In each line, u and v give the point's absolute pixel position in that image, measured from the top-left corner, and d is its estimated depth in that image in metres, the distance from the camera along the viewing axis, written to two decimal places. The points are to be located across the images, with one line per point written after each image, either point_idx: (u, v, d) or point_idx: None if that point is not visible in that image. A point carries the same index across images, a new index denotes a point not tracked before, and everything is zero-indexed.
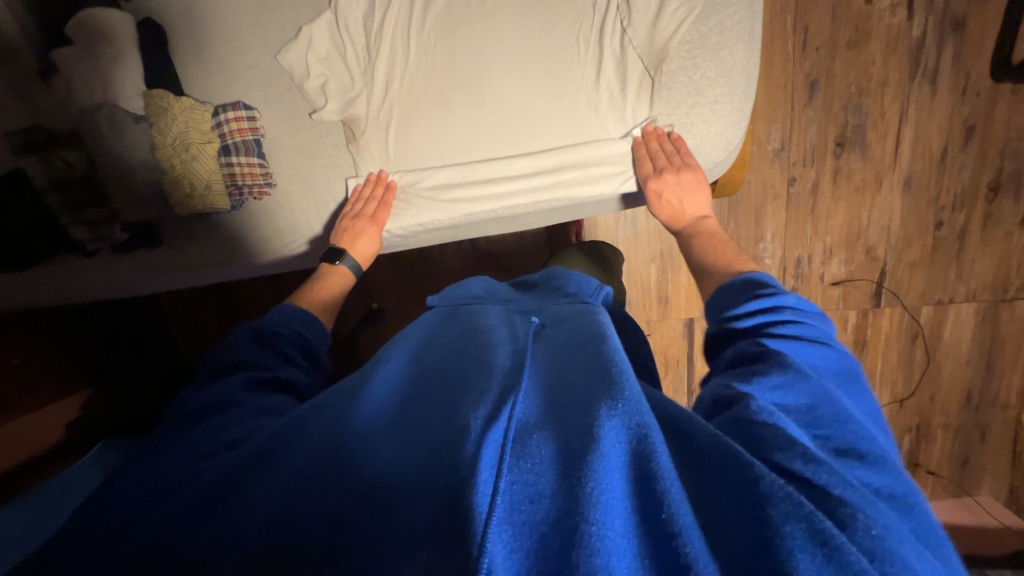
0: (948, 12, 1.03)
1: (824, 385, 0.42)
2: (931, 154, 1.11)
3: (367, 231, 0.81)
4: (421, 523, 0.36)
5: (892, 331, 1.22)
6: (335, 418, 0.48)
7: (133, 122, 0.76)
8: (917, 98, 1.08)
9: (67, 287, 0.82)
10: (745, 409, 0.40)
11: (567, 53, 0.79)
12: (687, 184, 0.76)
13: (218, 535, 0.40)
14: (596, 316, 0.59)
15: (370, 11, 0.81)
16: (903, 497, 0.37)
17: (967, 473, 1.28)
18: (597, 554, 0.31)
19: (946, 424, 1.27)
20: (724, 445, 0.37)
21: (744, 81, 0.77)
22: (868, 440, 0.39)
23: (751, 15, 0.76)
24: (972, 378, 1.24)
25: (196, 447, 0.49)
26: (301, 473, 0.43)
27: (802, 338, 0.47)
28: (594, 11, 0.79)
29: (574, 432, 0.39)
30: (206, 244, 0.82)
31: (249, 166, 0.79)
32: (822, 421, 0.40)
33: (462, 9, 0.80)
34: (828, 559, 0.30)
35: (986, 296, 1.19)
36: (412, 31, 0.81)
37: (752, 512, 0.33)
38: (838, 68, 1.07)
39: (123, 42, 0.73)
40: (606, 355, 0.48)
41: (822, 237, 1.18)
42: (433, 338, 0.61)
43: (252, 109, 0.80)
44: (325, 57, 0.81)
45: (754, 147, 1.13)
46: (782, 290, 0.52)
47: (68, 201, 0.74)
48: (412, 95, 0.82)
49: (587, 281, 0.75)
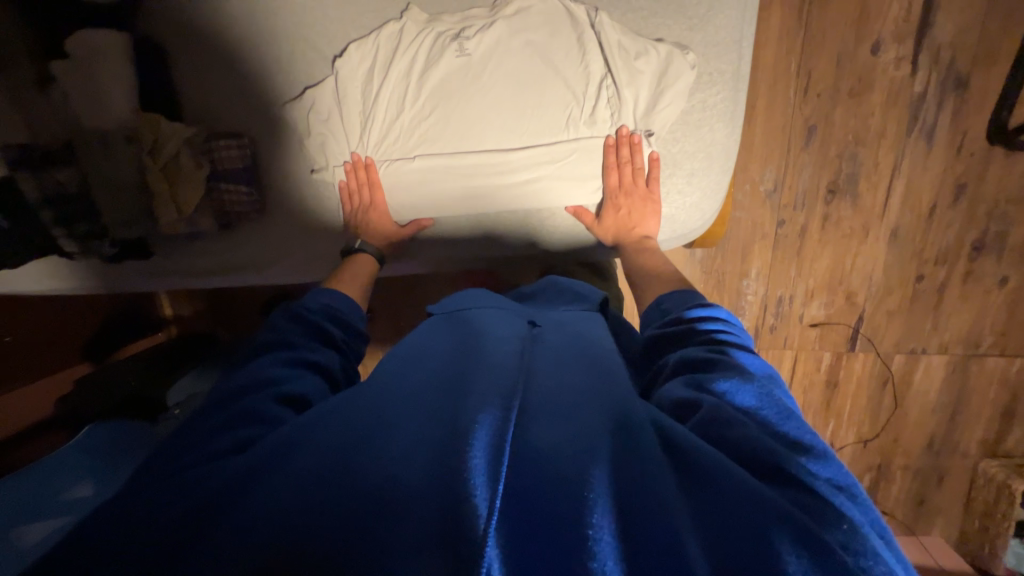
0: (952, 71, 1.02)
1: (768, 386, 0.47)
2: (920, 210, 1.12)
3: (390, 220, 0.83)
4: (421, 527, 0.35)
5: (863, 374, 1.26)
6: (335, 407, 0.48)
7: (123, 142, 0.75)
8: (912, 152, 1.08)
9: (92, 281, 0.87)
10: (715, 412, 0.44)
11: (556, 135, 0.78)
12: (629, 202, 0.79)
13: (232, 535, 0.38)
14: (598, 327, 0.63)
15: (367, 79, 0.80)
16: (848, 487, 0.39)
17: (920, 512, 1.34)
18: (594, 558, 0.33)
19: (906, 466, 1.31)
20: (712, 455, 0.40)
21: (723, 157, 0.78)
22: (812, 437, 0.43)
23: (734, 93, 0.76)
24: (935, 426, 1.28)
25: (208, 442, 0.49)
26: (314, 460, 0.42)
27: (736, 345, 0.54)
28: (585, 96, 0.77)
29: (568, 439, 0.42)
30: (204, 254, 0.86)
31: (236, 191, 0.81)
32: (772, 418, 0.44)
33: (459, 84, 0.78)
34: (814, 559, 0.32)
35: (958, 349, 1.22)
36: (408, 99, 0.80)
37: (754, 521, 0.34)
38: (837, 115, 1.07)
39: (114, 60, 0.73)
40: (610, 370, 0.51)
41: (805, 279, 1.20)
42: (423, 336, 0.63)
43: (241, 138, 0.81)
44: (326, 118, 0.81)
45: (747, 186, 1.14)
46: (716, 305, 0.60)
47: (60, 215, 0.77)
48: (408, 157, 0.81)
49: (586, 288, 0.76)
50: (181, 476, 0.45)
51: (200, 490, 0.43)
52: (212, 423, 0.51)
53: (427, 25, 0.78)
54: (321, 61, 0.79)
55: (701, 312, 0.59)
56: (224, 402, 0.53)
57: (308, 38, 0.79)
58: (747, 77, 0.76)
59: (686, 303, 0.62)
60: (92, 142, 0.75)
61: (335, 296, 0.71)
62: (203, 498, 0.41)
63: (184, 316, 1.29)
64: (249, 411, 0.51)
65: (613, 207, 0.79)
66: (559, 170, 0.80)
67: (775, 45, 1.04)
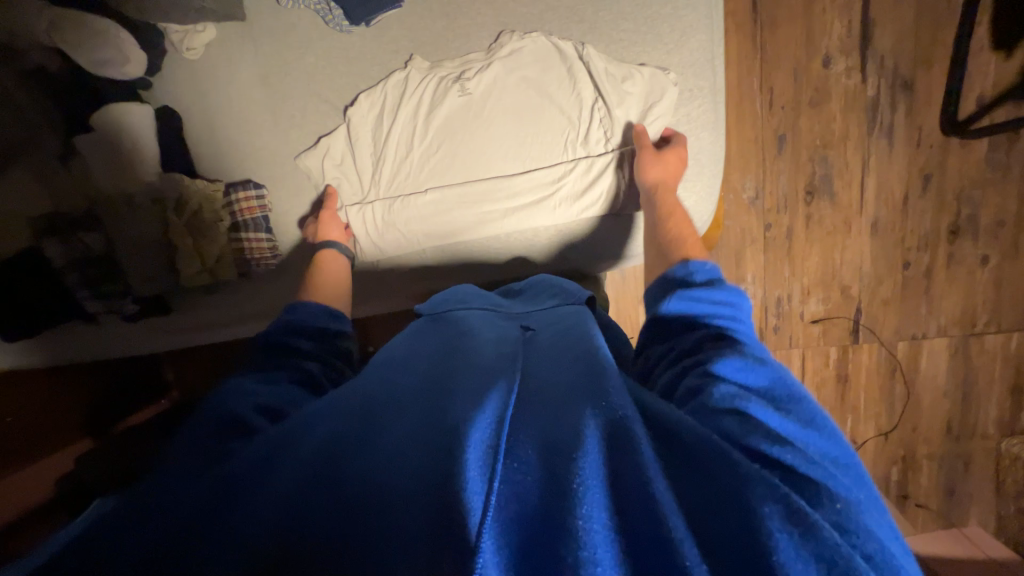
0: (897, 75, 1.13)
1: (780, 369, 0.48)
2: (893, 202, 1.19)
3: (340, 221, 0.86)
4: (416, 525, 0.35)
5: (871, 365, 1.28)
6: (318, 415, 0.47)
7: (149, 202, 0.81)
8: (876, 150, 1.17)
9: (101, 347, 0.91)
10: (717, 398, 0.44)
11: (554, 158, 0.84)
12: (672, 163, 0.79)
13: (216, 542, 0.36)
14: (583, 318, 0.62)
15: (377, 122, 0.86)
16: (842, 460, 0.40)
17: (953, 502, 1.32)
18: (585, 547, 0.33)
19: (931, 455, 1.31)
20: (706, 436, 0.40)
21: (711, 164, 0.86)
22: (819, 417, 0.44)
23: (713, 106, 0.85)
24: (950, 409, 1.29)
25: (195, 454, 0.47)
26: (298, 468, 0.41)
27: (745, 334, 0.54)
28: (579, 122, 0.84)
29: (559, 429, 0.42)
30: (217, 308, 0.90)
31: (258, 241, 0.86)
32: (781, 398, 0.45)
33: (463, 120, 0.85)
34: (803, 536, 0.33)
35: (956, 330, 1.25)
36: (417, 137, 0.86)
37: (736, 498, 0.35)
38: (803, 123, 1.15)
39: (142, 131, 0.79)
40: (593, 357, 0.51)
41: (799, 278, 1.24)
42: (411, 340, 0.63)
43: (261, 188, 0.86)
44: (340, 161, 0.87)
45: (731, 195, 1.20)
46: (731, 285, 0.59)
47: (85, 277, 0.80)
48: (417, 189, 0.86)
49: (574, 288, 0.75)
50: (165, 491, 0.43)
51: (187, 499, 0.41)
52: (196, 436, 0.49)
53: (430, 72, 0.85)
54: (331, 113, 0.87)
55: (719, 289, 0.58)
56: (206, 409, 0.53)
57: (318, 95, 0.86)
58: (723, 90, 0.85)
59: (701, 279, 0.61)
60: (116, 204, 0.80)
61: (314, 309, 0.69)
62: (189, 503, 0.40)
63: (187, 377, 1.25)
64: (236, 415, 0.50)
65: (657, 165, 0.79)
66: (557, 191, 0.84)
67: (737, 67, 1.13)
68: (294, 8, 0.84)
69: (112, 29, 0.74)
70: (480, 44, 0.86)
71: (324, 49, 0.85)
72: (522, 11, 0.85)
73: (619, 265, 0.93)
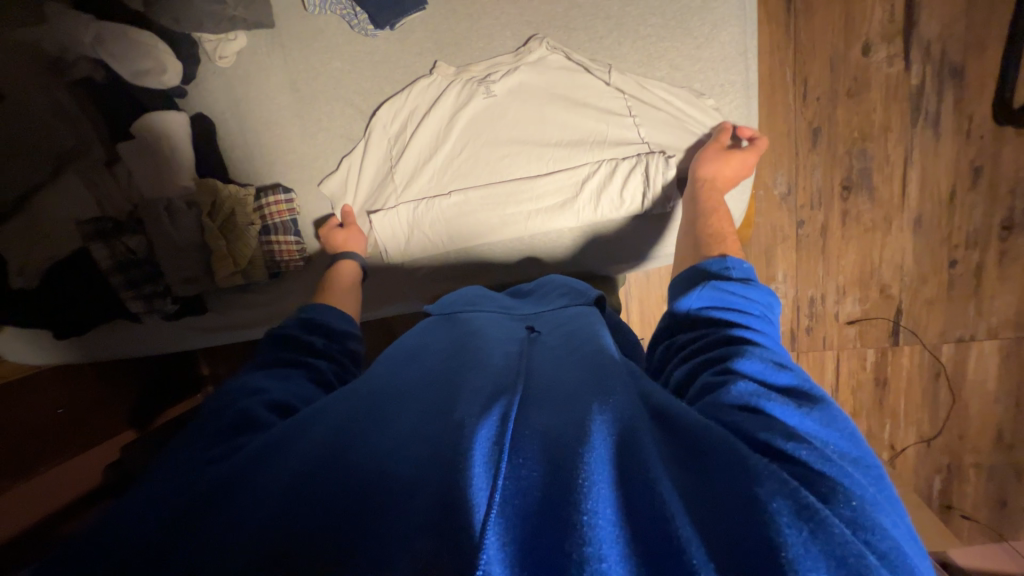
0: (945, 61, 1.06)
1: (805, 374, 0.46)
2: (939, 196, 1.12)
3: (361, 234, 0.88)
4: (416, 514, 0.36)
5: (913, 369, 1.22)
6: (327, 408, 0.48)
7: (185, 207, 0.83)
8: (921, 142, 1.10)
9: (137, 343, 0.98)
10: (736, 398, 0.42)
11: (578, 159, 0.83)
12: (737, 164, 0.77)
13: (228, 526, 0.37)
14: (591, 320, 0.61)
15: (401, 126, 0.87)
16: (862, 459, 0.39)
17: (1004, 515, 1.24)
18: (588, 542, 0.32)
19: (979, 464, 1.23)
20: (717, 432, 0.39)
21: None
22: (841, 415, 0.41)
23: (747, 101, 0.83)
24: (1001, 417, 1.21)
25: (203, 444, 0.47)
26: (306, 460, 0.41)
27: (768, 333, 0.52)
28: (606, 124, 0.83)
29: (567, 425, 0.41)
30: (248, 308, 0.95)
31: (287, 243, 0.88)
32: (803, 396, 0.43)
33: (488, 121, 0.85)
34: (813, 533, 0.32)
35: (1009, 332, 1.17)
36: (442, 139, 0.86)
37: (745, 493, 0.34)
38: (840, 115, 1.10)
39: (178, 138, 0.83)
40: (602, 359, 0.50)
41: (834, 276, 1.19)
42: (421, 337, 0.63)
43: (289, 192, 0.89)
44: (358, 177, 0.89)
45: (761, 191, 1.16)
46: (763, 285, 0.56)
47: (128, 278, 0.85)
48: (440, 190, 0.86)
49: (576, 284, 0.77)
50: (173, 476, 0.44)
51: (200, 484, 0.42)
52: (206, 425, 0.50)
53: (455, 75, 0.85)
54: (356, 117, 0.89)
55: (753, 288, 0.55)
56: (218, 405, 0.52)
57: (344, 99, 0.88)
58: (756, 84, 0.82)
59: (738, 276, 0.57)
60: (157, 210, 0.83)
61: (327, 309, 0.70)
62: (201, 489, 0.41)
63: (221, 373, 1.31)
64: (247, 410, 0.50)
65: (717, 159, 0.77)
66: (578, 191, 0.83)
67: (770, 58, 1.09)
68: (320, 13, 0.85)
69: (150, 40, 0.79)
70: (505, 45, 0.86)
71: (352, 52, 0.87)
72: (547, 8, 0.84)
73: (641, 265, 0.92)
